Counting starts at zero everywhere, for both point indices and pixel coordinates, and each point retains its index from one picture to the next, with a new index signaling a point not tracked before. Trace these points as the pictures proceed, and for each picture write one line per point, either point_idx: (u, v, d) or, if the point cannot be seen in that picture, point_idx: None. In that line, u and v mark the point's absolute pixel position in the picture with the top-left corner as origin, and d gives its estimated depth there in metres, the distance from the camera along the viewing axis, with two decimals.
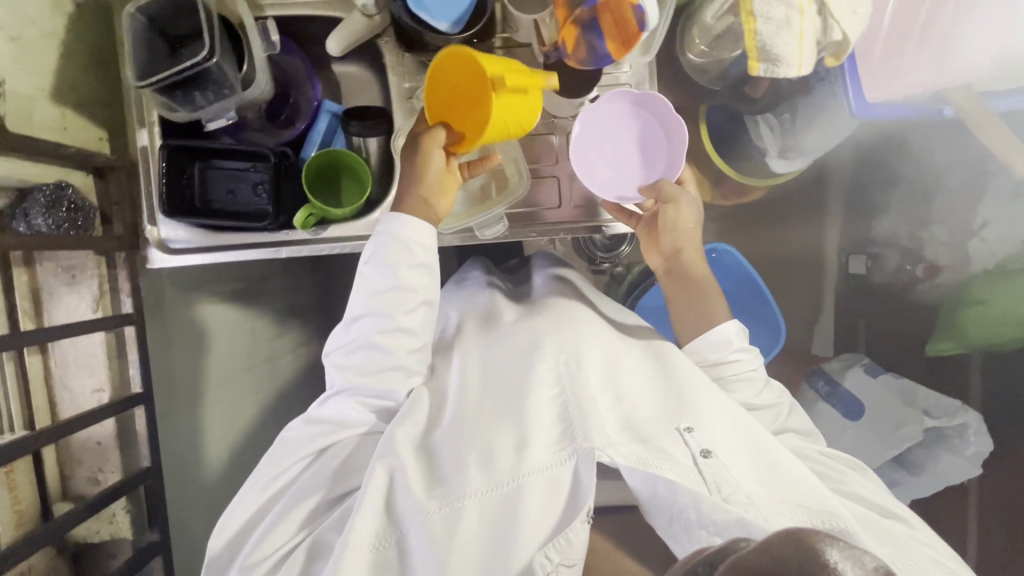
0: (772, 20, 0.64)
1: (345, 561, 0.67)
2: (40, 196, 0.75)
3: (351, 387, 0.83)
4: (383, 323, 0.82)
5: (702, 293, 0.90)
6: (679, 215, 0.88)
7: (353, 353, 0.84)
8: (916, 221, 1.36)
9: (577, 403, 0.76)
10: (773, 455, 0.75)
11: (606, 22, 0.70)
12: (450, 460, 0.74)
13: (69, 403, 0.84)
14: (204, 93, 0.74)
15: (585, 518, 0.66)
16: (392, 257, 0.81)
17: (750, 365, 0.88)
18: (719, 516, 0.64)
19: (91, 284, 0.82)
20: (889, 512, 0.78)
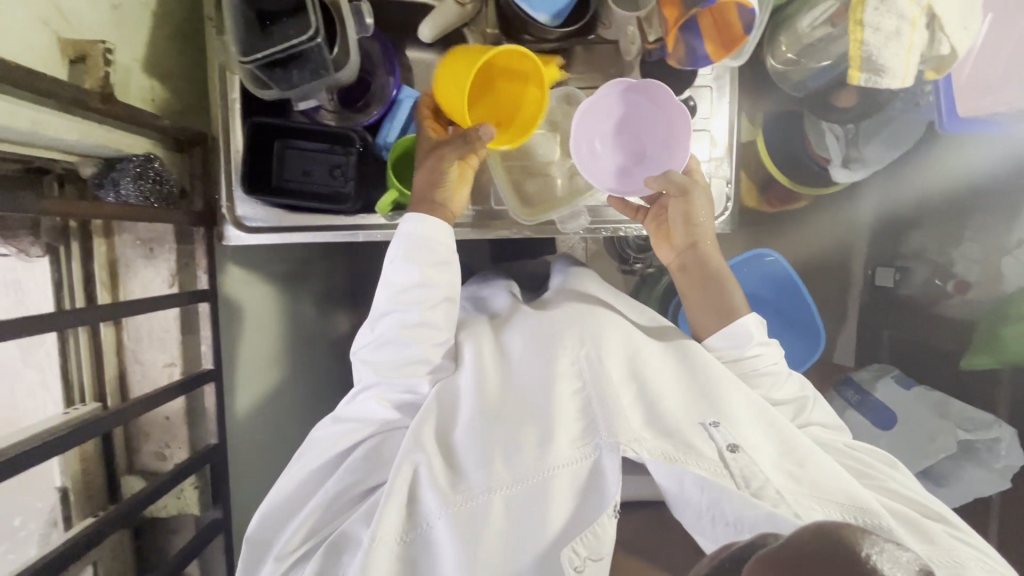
0: (881, 30, 0.65)
1: (373, 555, 0.60)
2: (129, 166, 0.74)
3: (380, 382, 0.75)
4: (409, 317, 0.75)
5: (716, 287, 0.80)
6: (692, 204, 0.80)
7: (382, 346, 0.76)
8: (948, 236, 1.38)
9: (600, 392, 0.68)
10: (807, 448, 0.66)
11: (706, 24, 0.71)
12: (472, 452, 0.66)
13: (141, 377, 0.84)
14: (301, 73, 0.75)
15: (613, 511, 0.60)
16: (413, 256, 0.76)
17: (770, 358, 0.78)
18: (748, 513, 0.56)
19: (168, 258, 0.83)
20: (933, 513, 0.68)
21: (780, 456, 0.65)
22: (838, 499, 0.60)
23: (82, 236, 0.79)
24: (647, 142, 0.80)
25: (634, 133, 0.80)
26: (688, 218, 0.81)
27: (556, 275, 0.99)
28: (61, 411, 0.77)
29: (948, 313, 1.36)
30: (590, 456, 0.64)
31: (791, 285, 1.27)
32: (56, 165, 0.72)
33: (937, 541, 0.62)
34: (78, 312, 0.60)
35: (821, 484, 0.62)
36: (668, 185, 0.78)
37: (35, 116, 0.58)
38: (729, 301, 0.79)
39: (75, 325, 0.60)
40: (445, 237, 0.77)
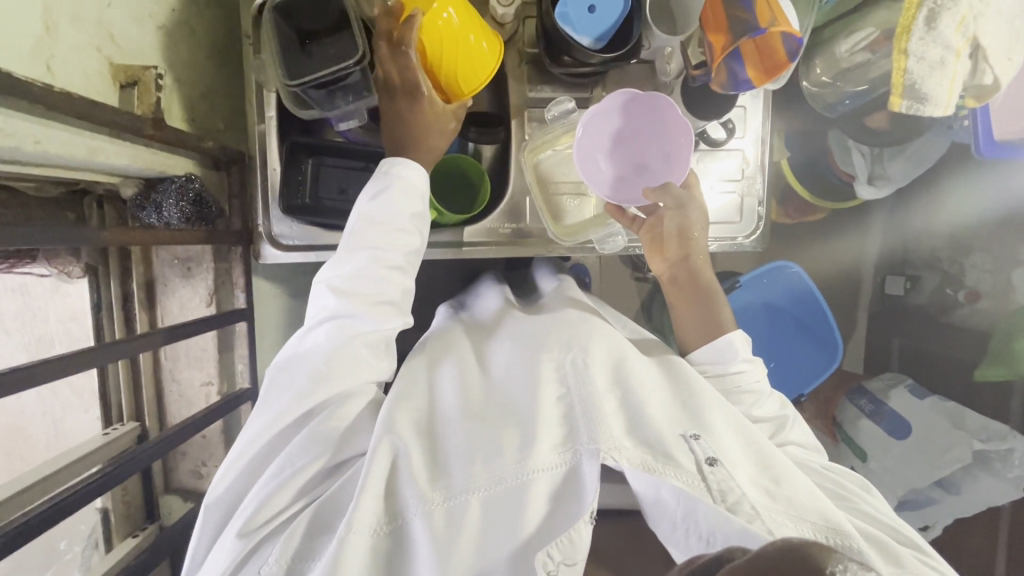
0: (925, 60, 0.65)
1: (346, 549, 0.56)
2: (171, 187, 0.74)
3: (343, 311, 0.68)
4: (387, 255, 0.71)
5: (709, 300, 0.80)
6: (688, 218, 0.80)
7: (353, 279, 0.69)
8: (959, 247, 1.34)
9: (584, 398, 0.65)
10: (784, 466, 0.64)
11: (747, 49, 0.71)
12: (453, 451, 0.63)
13: (178, 396, 0.84)
14: (345, 95, 0.75)
15: (589, 517, 0.56)
16: (398, 199, 0.71)
17: (754, 374, 0.78)
18: (721, 528, 0.55)
19: (206, 276, 0.82)
20: (907, 539, 0.66)
21: (758, 472, 0.63)
22: (811, 517, 0.59)
23: (120, 255, 0.79)
24: (646, 153, 0.77)
25: (635, 143, 0.77)
26: (682, 230, 0.80)
27: (549, 279, 1.00)
28: (101, 431, 0.79)
29: (965, 325, 1.32)
30: (569, 462, 0.60)
31: (811, 298, 1.28)
32: (98, 187, 0.72)
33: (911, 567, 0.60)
34: (121, 345, 0.60)
35: (798, 503, 0.60)
36: (664, 197, 0.77)
37: (90, 144, 0.58)
38: (718, 317, 0.79)
39: (117, 359, 0.59)
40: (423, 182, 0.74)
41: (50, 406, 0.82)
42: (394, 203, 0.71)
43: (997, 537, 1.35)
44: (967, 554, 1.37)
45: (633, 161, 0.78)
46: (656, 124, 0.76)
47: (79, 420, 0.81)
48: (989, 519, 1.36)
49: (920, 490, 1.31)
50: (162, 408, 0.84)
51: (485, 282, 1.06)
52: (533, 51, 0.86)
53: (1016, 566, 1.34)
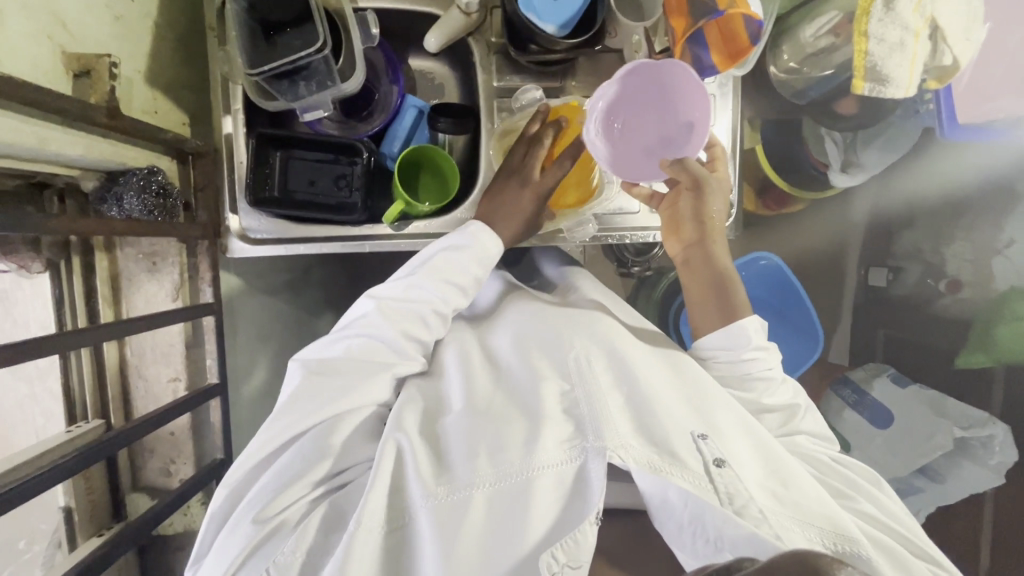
0: (885, 41, 0.66)
1: (355, 546, 0.57)
2: (132, 180, 0.73)
3: (376, 330, 0.74)
4: (443, 308, 0.77)
5: (721, 284, 0.78)
6: (705, 202, 0.79)
7: (404, 307, 0.76)
8: (937, 236, 1.35)
9: (588, 397, 0.67)
10: (791, 468, 0.65)
11: (712, 34, 0.71)
12: (459, 448, 0.64)
13: (145, 392, 0.83)
14: (308, 84, 0.74)
15: (595, 519, 0.56)
16: (472, 255, 0.78)
17: (768, 362, 0.76)
18: (727, 532, 0.56)
19: (172, 271, 0.81)
20: (915, 548, 0.67)
21: (767, 476, 0.64)
22: (818, 521, 0.59)
23: (82, 251, 0.78)
24: (664, 128, 0.75)
25: (652, 117, 0.75)
26: (699, 209, 0.79)
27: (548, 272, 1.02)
28: (64, 429, 0.77)
29: (946, 313, 1.33)
30: (577, 459, 0.61)
31: (791, 289, 1.27)
32: (57, 180, 0.70)
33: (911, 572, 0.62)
34: (80, 334, 0.60)
35: (804, 507, 0.61)
36: (680, 170, 0.75)
37: (41, 133, 0.58)
38: (732, 302, 0.77)
39: (81, 346, 0.60)
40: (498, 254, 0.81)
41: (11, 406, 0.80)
42: (471, 259, 0.78)
43: (982, 525, 1.34)
44: (951, 543, 1.36)
45: (647, 135, 0.76)
46: (675, 95, 0.74)
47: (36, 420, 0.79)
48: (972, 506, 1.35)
49: (903, 479, 1.30)
50: (129, 406, 0.83)
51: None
52: (499, 41, 0.86)
53: (1000, 553, 1.33)
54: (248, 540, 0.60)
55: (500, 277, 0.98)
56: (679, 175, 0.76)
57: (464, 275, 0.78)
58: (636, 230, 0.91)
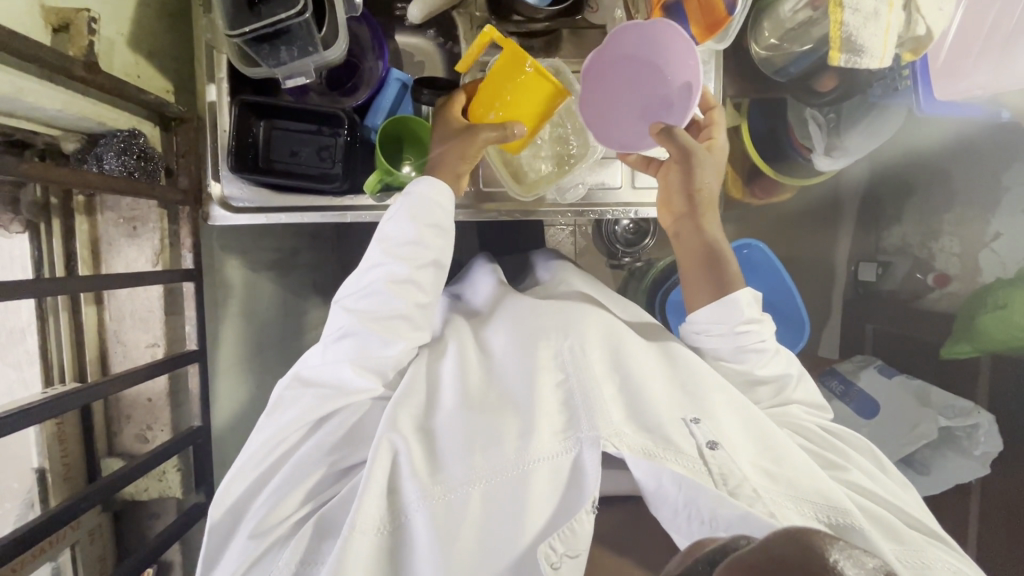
0: (860, 11, 0.66)
1: (352, 544, 0.56)
2: (112, 141, 0.74)
3: (361, 333, 0.70)
4: (397, 271, 0.72)
5: (712, 255, 0.78)
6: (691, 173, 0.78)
7: (365, 297, 0.72)
8: (927, 230, 1.35)
9: (582, 386, 0.67)
10: (784, 446, 0.65)
11: (691, 6, 0.73)
12: (453, 442, 0.63)
13: (123, 357, 0.85)
14: (289, 50, 0.74)
15: (592, 507, 0.58)
16: (413, 213, 0.73)
17: (762, 335, 0.75)
18: (723, 512, 0.56)
19: (152, 236, 0.82)
20: (919, 523, 0.66)
21: (760, 454, 0.64)
22: (812, 497, 0.60)
23: (63, 213, 0.79)
24: (651, 99, 0.75)
25: (639, 87, 0.75)
26: (687, 179, 0.79)
27: (544, 271, 1.00)
28: (42, 388, 0.78)
29: (934, 308, 1.33)
30: (571, 450, 0.62)
31: (782, 284, 1.27)
32: (37, 140, 0.71)
33: (912, 541, 0.62)
34: (61, 280, 0.60)
35: (796, 483, 0.61)
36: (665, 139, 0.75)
37: (16, 82, 0.59)
38: (724, 275, 0.76)
39: (59, 293, 0.60)
40: (450, 204, 0.75)
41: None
42: (408, 214, 0.73)
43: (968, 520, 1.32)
44: None
45: (636, 101, 0.76)
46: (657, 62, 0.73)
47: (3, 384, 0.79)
48: (957, 500, 1.34)
49: None
50: (108, 369, 0.85)
51: (477, 261, 1.05)
52: (484, 16, 0.87)
53: (989, 550, 1.31)
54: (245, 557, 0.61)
55: (492, 272, 0.94)
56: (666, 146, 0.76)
57: (412, 233, 0.73)
58: (616, 207, 0.92)
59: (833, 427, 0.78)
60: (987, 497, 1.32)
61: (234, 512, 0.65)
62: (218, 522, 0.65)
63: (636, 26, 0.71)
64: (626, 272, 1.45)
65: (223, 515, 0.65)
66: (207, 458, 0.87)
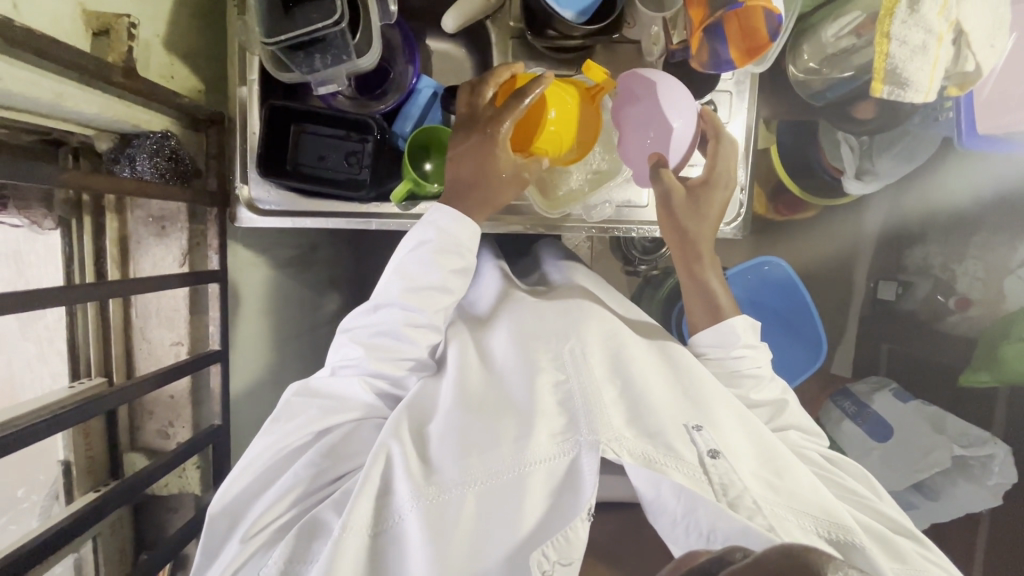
0: (908, 44, 0.65)
1: (342, 547, 0.56)
2: (145, 142, 0.74)
3: (366, 368, 0.72)
4: (418, 316, 0.72)
5: (700, 284, 0.79)
6: (678, 208, 0.77)
7: (378, 334, 0.72)
8: (951, 254, 1.32)
9: (582, 390, 0.66)
10: (788, 462, 0.65)
11: (731, 29, 0.71)
12: (447, 447, 0.64)
13: (148, 354, 0.86)
14: (323, 57, 0.73)
15: (587, 515, 0.57)
16: (438, 257, 0.72)
17: (758, 361, 0.78)
18: (721, 526, 0.55)
19: (180, 237, 0.83)
20: (904, 531, 0.69)
21: (761, 465, 0.64)
22: (813, 512, 0.60)
23: (95, 212, 0.80)
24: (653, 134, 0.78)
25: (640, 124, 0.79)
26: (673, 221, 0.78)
27: (549, 267, 1.00)
28: (68, 384, 0.81)
29: (953, 331, 1.30)
30: (568, 454, 0.61)
31: (802, 304, 1.25)
32: (71, 139, 0.72)
33: (913, 562, 0.62)
34: (83, 290, 0.62)
35: (800, 496, 0.61)
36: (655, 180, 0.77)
37: (56, 89, 0.58)
38: (718, 304, 0.78)
39: (91, 299, 0.63)
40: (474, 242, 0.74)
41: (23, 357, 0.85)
42: (438, 260, 0.71)
43: (975, 547, 1.32)
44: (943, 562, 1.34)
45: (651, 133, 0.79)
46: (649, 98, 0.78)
47: (29, 378, 0.81)
48: (966, 527, 1.33)
49: (898, 494, 1.28)
50: (132, 366, 0.87)
51: (484, 253, 1.04)
52: (516, 26, 0.86)
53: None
54: (234, 560, 0.61)
55: (500, 270, 0.94)
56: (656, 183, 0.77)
57: (435, 277, 0.72)
58: (643, 224, 0.93)
59: (836, 458, 0.79)
60: (995, 524, 1.31)
61: (229, 514, 0.66)
62: (219, 514, 0.67)
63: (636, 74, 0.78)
64: (641, 280, 1.45)
65: (221, 517, 0.66)
66: (225, 455, 0.89)
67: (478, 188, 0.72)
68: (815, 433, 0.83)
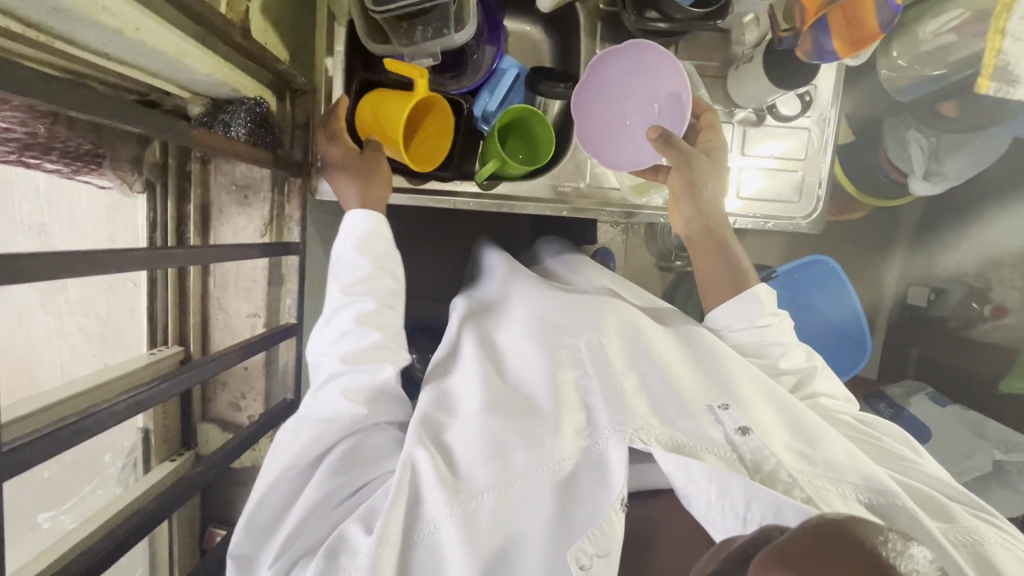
0: (1021, 40, 0.70)
1: (382, 558, 0.53)
2: (240, 109, 0.73)
3: (350, 373, 0.65)
4: (364, 306, 0.67)
5: (725, 254, 0.78)
6: (698, 176, 0.76)
7: (340, 340, 0.67)
8: (988, 261, 1.30)
9: (605, 385, 0.64)
10: (819, 431, 0.63)
11: (835, 20, 0.70)
12: (473, 446, 0.60)
13: (225, 323, 0.92)
14: (424, 29, 0.72)
15: (620, 505, 0.55)
16: (365, 247, 0.70)
17: (781, 330, 0.77)
18: (757, 499, 0.51)
19: (262, 208, 0.87)
20: (956, 493, 0.65)
21: (793, 438, 0.62)
22: (851, 478, 0.57)
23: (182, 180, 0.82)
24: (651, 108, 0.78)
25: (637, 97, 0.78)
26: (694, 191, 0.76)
27: (555, 261, 0.97)
28: (149, 350, 0.86)
29: (986, 340, 1.28)
30: (590, 445, 0.59)
31: (847, 299, 1.25)
32: (168, 100, 0.72)
33: (961, 518, 0.59)
34: (172, 253, 0.60)
35: (836, 466, 0.58)
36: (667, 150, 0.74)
37: (179, 44, 0.56)
38: (741, 273, 0.78)
39: (171, 264, 0.60)
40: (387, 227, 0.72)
41: (75, 322, 0.86)
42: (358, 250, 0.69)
43: None
44: None
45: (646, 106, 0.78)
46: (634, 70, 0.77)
47: None
48: None
49: None
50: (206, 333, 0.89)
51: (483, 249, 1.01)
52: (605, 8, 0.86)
53: None
54: None
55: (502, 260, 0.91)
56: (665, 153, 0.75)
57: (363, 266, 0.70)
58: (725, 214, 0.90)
59: (866, 417, 0.76)
60: None
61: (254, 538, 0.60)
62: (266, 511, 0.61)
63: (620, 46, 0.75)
64: (675, 276, 1.43)
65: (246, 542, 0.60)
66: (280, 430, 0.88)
67: (336, 172, 0.75)
68: (845, 397, 0.81)
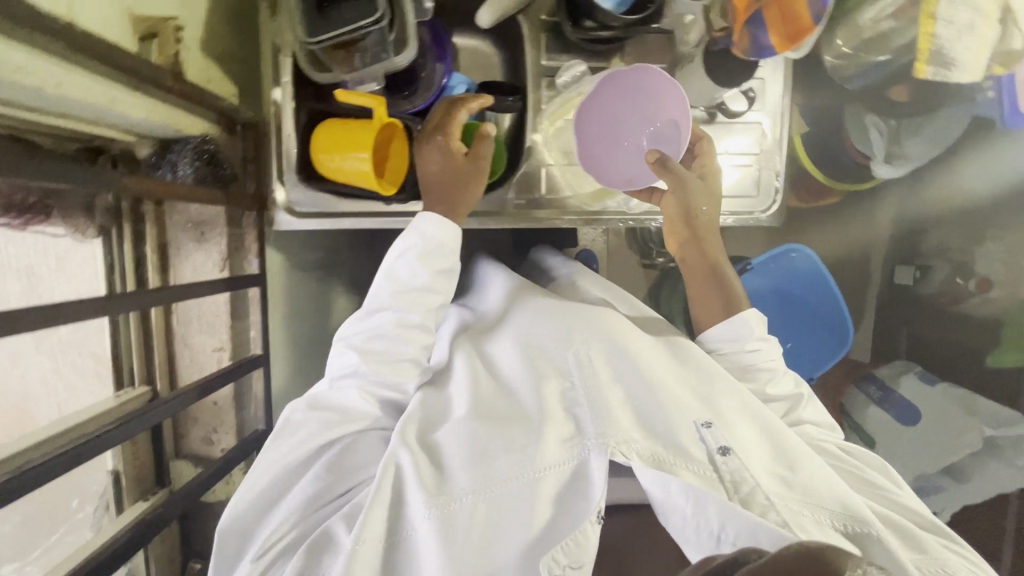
0: (954, 23, 0.73)
1: (356, 562, 0.53)
2: (187, 148, 0.75)
3: (369, 375, 0.68)
4: (410, 317, 0.70)
5: (719, 280, 0.77)
6: (690, 201, 0.76)
7: (375, 338, 0.70)
8: (969, 236, 1.29)
9: (588, 395, 0.63)
10: (801, 453, 0.62)
11: (771, 15, 0.71)
12: (458, 452, 0.60)
13: (190, 360, 0.94)
14: (363, 56, 0.73)
15: (597, 517, 0.54)
16: (426, 258, 0.71)
17: (769, 356, 0.75)
18: (731, 522, 0.51)
19: (219, 242, 0.89)
20: (933, 527, 0.64)
21: (774, 459, 0.61)
22: (829, 505, 0.57)
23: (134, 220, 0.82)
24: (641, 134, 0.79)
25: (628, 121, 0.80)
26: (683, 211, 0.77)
27: (561, 266, 0.97)
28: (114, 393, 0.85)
29: (974, 314, 1.29)
30: (575, 457, 0.58)
31: (825, 285, 1.23)
32: (113, 145, 0.72)
33: (934, 551, 0.59)
34: (126, 297, 0.62)
35: (815, 491, 0.58)
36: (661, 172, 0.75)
37: (110, 94, 0.58)
38: (731, 297, 0.76)
39: (130, 309, 0.62)
40: (455, 240, 0.73)
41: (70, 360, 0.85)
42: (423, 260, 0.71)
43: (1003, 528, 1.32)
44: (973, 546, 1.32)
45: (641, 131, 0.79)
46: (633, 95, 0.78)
47: None
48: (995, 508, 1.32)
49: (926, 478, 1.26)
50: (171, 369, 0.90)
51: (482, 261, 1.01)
52: (548, 19, 0.86)
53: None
54: None
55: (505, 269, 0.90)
56: (661, 176, 0.76)
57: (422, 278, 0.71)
58: None
59: (852, 446, 0.75)
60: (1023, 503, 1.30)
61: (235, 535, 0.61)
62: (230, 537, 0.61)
63: (627, 70, 0.76)
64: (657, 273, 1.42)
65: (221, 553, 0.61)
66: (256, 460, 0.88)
67: (438, 185, 0.74)
68: (831, 426, 0.79)
